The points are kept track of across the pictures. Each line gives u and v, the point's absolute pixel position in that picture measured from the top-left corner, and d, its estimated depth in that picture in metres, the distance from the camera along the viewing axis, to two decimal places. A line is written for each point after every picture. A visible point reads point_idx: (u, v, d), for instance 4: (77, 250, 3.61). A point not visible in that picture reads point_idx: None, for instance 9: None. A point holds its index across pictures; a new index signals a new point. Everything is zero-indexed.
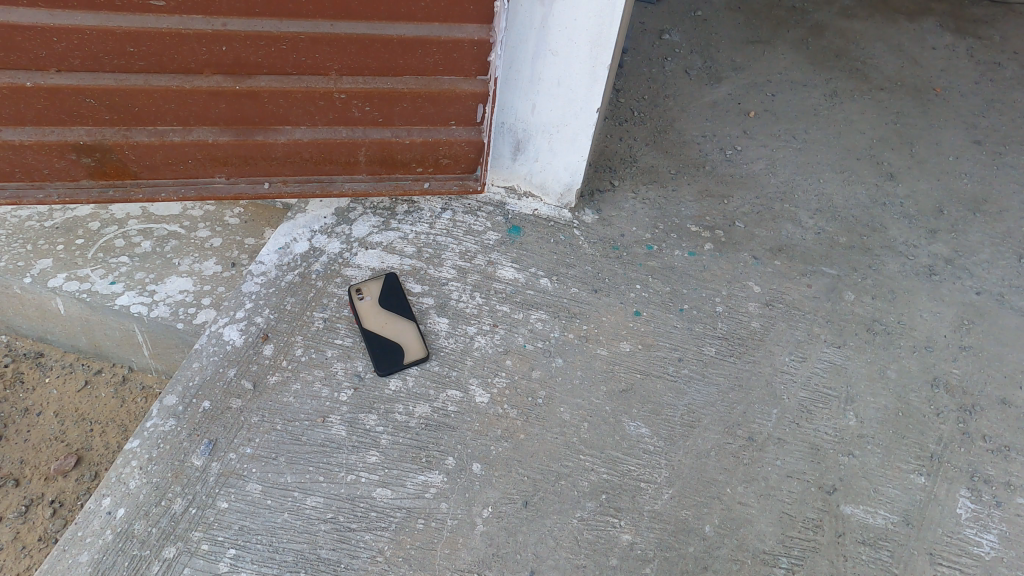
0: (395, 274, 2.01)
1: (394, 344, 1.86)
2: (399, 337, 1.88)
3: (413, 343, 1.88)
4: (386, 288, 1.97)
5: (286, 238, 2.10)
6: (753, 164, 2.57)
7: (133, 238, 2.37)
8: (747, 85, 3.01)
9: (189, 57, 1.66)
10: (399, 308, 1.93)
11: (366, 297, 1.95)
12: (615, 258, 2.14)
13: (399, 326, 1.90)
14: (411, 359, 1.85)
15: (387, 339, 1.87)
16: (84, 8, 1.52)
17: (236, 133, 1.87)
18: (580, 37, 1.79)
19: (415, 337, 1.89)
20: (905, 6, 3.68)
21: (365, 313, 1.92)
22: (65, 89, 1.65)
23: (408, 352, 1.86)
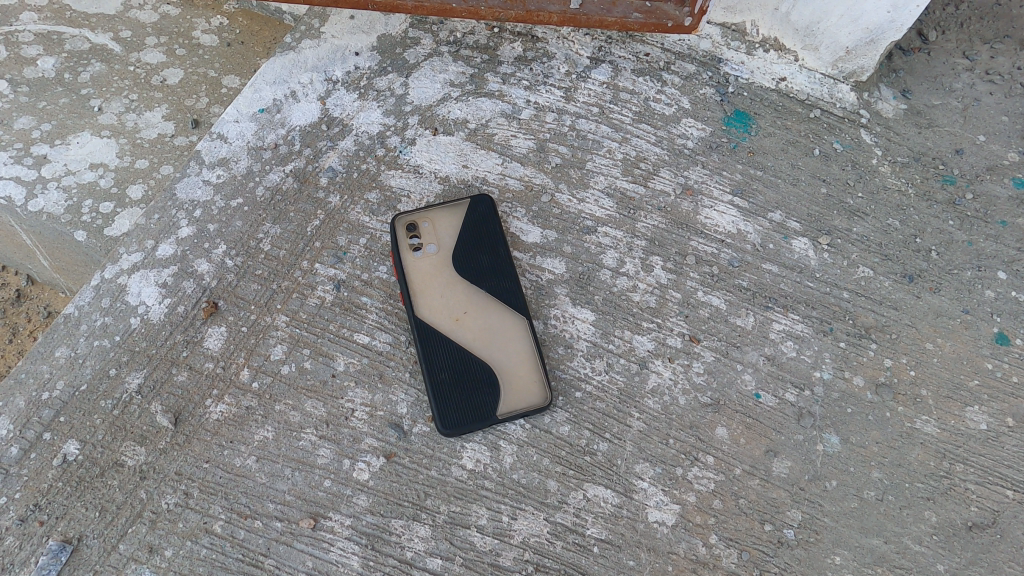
0: (492, 199, 0.95)
1: (481, 370, 0.85)
2: (491, 352, 0.86)
3: (521, 371, 0.86)
4: (471, 233, 0.92)
5: (275, 90, 1.03)
6: None
7: (25, 48, 1.32)
8: None
9: None
10: (495, 283, 0.89)
11: (426, 246, 0.91)
12: (944, 202, 1.00)
13: (494, 325, 0.88)
14: (517, 410, 0.84)
15: (466, 352, 0.86)
16: None
17: None
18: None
19: (527, 355, 0.87)
20: None
21: (423, 286, 0.89)
22: None
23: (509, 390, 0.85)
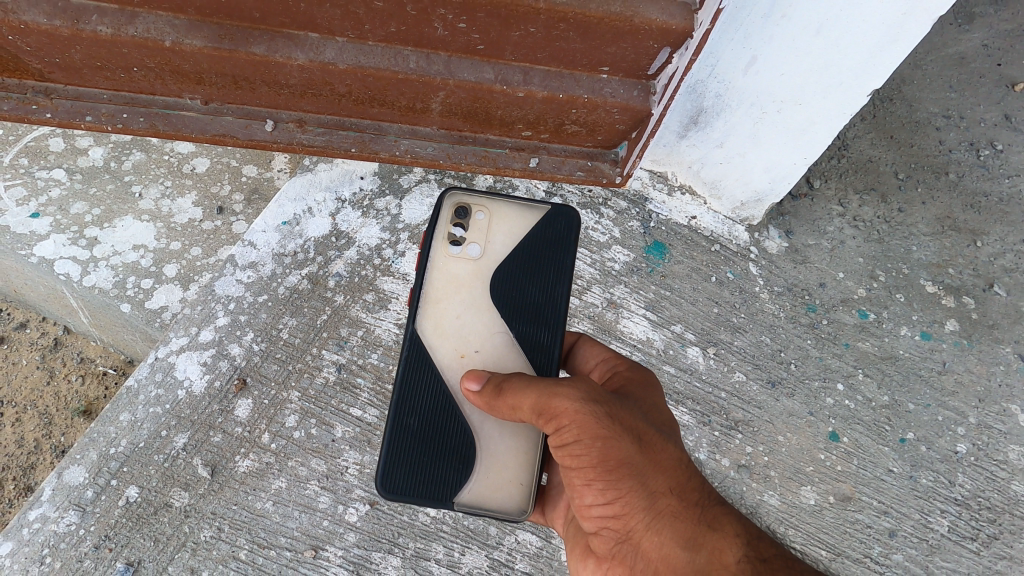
0: (557, 249, 1.03)
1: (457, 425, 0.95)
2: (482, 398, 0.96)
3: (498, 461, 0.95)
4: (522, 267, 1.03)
5: (297, 206, 1.31)
6: (1020, 178, 1.66)
7: (77, 139, 1.56)
8: (1012, 31, 2.01)
9: None
10: (523, 330, 0.99)
11: (464, 252, 1.03)
12: (805, 326, 1.32)
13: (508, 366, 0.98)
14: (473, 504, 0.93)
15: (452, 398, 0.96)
16: None
17: (217, 35, 0.99)
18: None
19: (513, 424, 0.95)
20: None
21: (445, 290, 1.00)
22: None
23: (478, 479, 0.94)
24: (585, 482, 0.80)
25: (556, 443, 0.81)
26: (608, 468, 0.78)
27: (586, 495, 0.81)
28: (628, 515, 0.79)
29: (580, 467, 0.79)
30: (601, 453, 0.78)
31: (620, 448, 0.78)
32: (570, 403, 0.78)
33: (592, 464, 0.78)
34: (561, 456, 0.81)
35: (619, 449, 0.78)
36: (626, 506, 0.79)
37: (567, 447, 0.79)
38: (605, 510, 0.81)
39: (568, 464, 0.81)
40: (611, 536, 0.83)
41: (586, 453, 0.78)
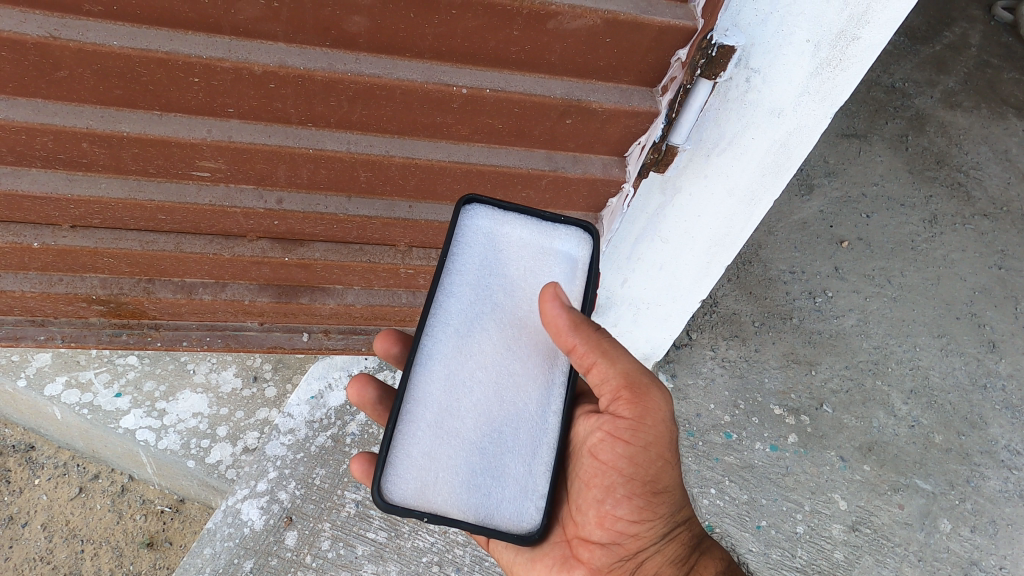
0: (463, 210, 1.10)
1: (477, 449, 1.04)
2: (469, 411, 1.05)
3: (400, 450, 1.02)
4: (491, 290, 1.09)
5: (320, 383, 1.85)
6: (843, 318, 2.28)
7: None
8: (840, 199, 2.71)
9: (231, 223, 1.33)
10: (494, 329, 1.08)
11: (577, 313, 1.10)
12: (687, 447, 1.86)
13: (463, 378, 1.06)
14: (411, 500, 1.00)
15: (502, 440, 1.05)
16: (111, 174, 1.21)
17: (277, 292, 1.53)
18: (767, 161, 1.33)
19: (426, 423, 1.04)
20: (1014, 108, 3.46)
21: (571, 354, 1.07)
22: (80, 251, 1.33)
23: (409, 475, 1.01)
24: (627, 494, 1.11)
25: (625, 434, 1.09)
26: (655, 486, 1.12)
27: (622, 507, 1.11)
28: (646, 529, 1.13)
29: (637, 474, 1.10)
30: (656, 470, 1.11)
31: (665, 474, 1.13)
32: (659, 406, 1.10)
33: (646, 480, 1.11)
34: (620, 462, 1.09)
35: (666, 477, 1.13)
36: (649, 521, 1.13)
37: (635, 449, 1.09)
38: (627, 526, 1.12)
39: (622, 472, 1.10)
40: (613, 551, 1.13)
41: (649, 465, 1.10)
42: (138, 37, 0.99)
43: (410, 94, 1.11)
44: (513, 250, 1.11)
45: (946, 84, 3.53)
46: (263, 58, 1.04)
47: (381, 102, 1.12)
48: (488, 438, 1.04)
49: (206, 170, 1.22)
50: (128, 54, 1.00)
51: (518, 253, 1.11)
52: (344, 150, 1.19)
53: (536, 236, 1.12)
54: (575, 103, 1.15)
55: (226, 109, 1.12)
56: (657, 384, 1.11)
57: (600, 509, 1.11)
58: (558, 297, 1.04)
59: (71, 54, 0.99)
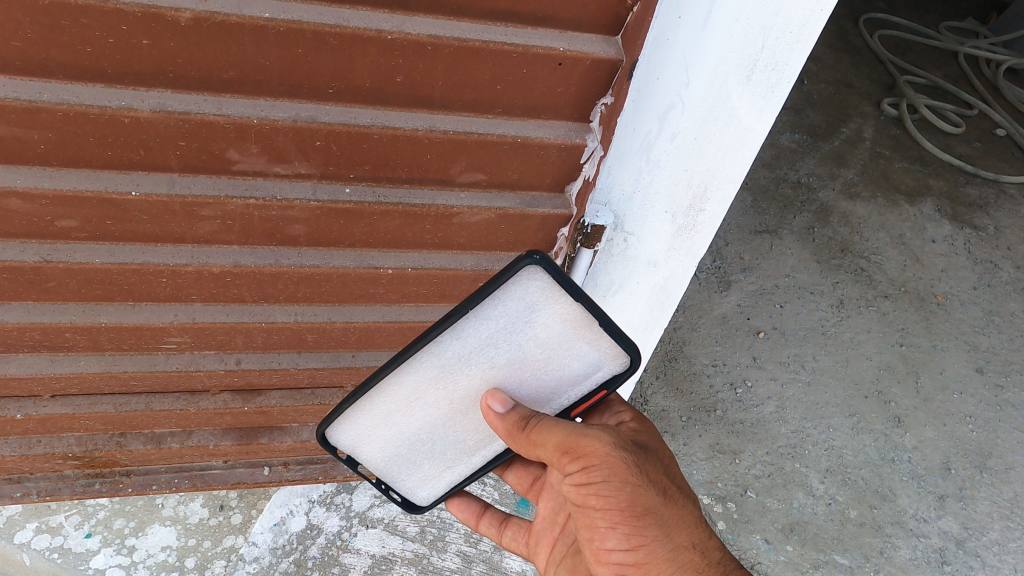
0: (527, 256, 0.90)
1: (412, 445, 1.16)
2: (421, 420, 1.11)
3: (350, 413, 1.12)
4: (501, 348, 1.01)
5: (282, 510, 2.00)
6: (763, 406, 2.52)
7: None
8: (755, 292, 3.00)
9: (196, 382, 1.52)
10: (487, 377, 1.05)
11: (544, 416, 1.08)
12: None
13: (435, 394, 1.07)
14: (346, 446, 1.18)
15: (434, 448, 1.18)
16: (89, 353, 1.40)
17: (239, 435, 1.71)
18: (650, 294, 1.57)
19: (379, 407, 1.11)
20: (905, 194, 3.90)
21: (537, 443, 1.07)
22: (59, 417, 1.49)
23: (348, 432, 1.16)
24: (611, 525, 1.06)
25: (584, 480, 1.04)
26: (634, 513, 1.04)
27: (610, 540, 1.07)
28: (645, 555, 1.06)
29: (611, 505, 1.04)
30: (628, 498, 1.04)
31: (644, 495, 1.05)
32: (599, 446, 1.05)
33: (622, 507, 1.04)
34: (591, 501, 1.05)
35: (644, 498, 1.05)
36: (645, 547, 1.06)
37: (596, 486, 1.04)
38: (624, 555, 1.07)
39: (596, 509, 1.05)
40: None
41: (618, 494, 1.03)
42: (116, 253, 1.22)
43: (345, 276, 1.35)
44: (543, 332, 0.99)
45: (845, 176, 3.95)
46: (221, 260, 1.27)
47: (321, 283, 1.36)
48: (425, 442, 1.16)
49: (172, 343, 1.42)
50: (109, 267, 1.22)
51: (546, 339, 1.00)
52: (292, 320, 1.42)
53: (578, 325, 0.99)
54: (483, 273, 1.41)
55: (191, 296, 1.34)
56: (586, 431, 1.06)
57: (594, 546, 1.10)
58: (496, 402, 1.05)
59: (60, 270, 1.20)
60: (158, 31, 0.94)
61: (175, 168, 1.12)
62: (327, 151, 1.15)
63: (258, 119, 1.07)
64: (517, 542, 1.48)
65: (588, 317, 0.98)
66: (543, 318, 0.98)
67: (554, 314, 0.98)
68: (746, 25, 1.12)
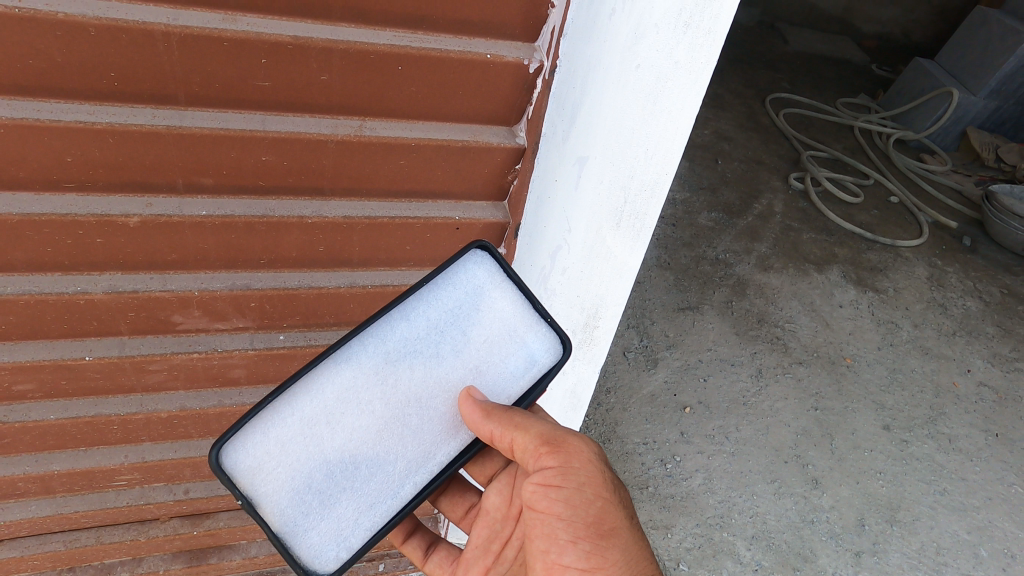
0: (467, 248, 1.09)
1: (327, 467, 0.98)
2: (350, 430, 1.00)
3: (260, 423, 0.96)
4: (449, 335, 1.06)
5: None
6: (691, 479, 2.71)
7: None
8: (680, 368, 3.23)
9: (146, 512, 1.62)
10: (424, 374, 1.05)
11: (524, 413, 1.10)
12: None
13: (362, 397, 1.01)
14: (241, 473, 0.95)
15: (354, 476, 1.00)
16: (41, 496, 1.49)
17: (188, 558, 1.79)
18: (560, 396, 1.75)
19: (299, 413, 0.98)
20: (813, 263, 4.27)
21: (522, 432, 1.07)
22: (9, 559, 1.56)
23: (250, 451, 0.95)
24: (571, 538, 1.08)
25: (555, 483, 1.09)
26: (599, 529, 1.08)
27: (567, 554, 1.09)
28: None
29: (576, 516, 1.08)
30: (594, 509, 1.09)
31: (610, 515, 1.10)
32: (582, 450, 1.12)
33: (587, 521, 1.09)
34: (557, 508, 1.09)
35: (612, 517, 1.10)
36: (602, 569, 1.07)
37: (568, 492, 1.09)
38: (578, 573, 1.08)
39: (560, 517, 1.09)
40: None
41: (586, 506, 1.09)
42: (69, 408, 1.35)
43: None
44: (488, 319, 1.08)
45: (759, 249, 4.29)
46: (168, 405, 1.41)
47: None
48: (345, 464, 0.99)
49: (123, 480, 1.53)
50: (62, 421, 1.34)
51: (491, 327, 1.08)
52: None
53: (512, 317, 1.09)
54: None
55: (140, 437, 1.46)
56: (574, 433, 1.14)
57: (548, 560, 1.11)
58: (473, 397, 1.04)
59: (17, 427, 1.32)
60: (110, 232, 1.12)
61: (125, 332, 1.28)
62: (261, 309, 1.32)
63: (197, 290, 1.24)
64: (442, 568, 1.42)
65: (528, 304, 1.09)
66: (486, 304, 1.08)
67: (496, 299, 1.09)
68: (608, 189, 1.36)
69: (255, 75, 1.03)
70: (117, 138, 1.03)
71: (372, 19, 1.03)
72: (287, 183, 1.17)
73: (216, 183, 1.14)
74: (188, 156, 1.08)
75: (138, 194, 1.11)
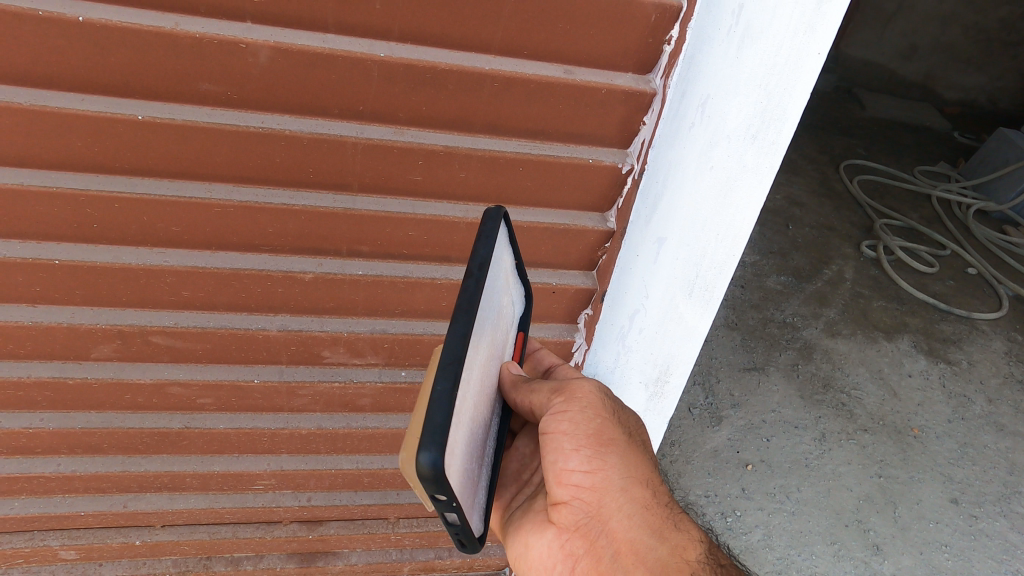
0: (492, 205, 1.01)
1: (481, 440, 1.03)
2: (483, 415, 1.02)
3: (456, 432, 0.83)
4: (501, 278, 1.07)
5: None
6: (751, 534, 2.83)
7: None
8: (743, 426, 3.36)
9: (274, 514, 1.92)
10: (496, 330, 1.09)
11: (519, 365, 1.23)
12: None
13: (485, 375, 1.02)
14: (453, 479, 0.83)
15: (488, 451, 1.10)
16: (199, 492, 1.82)
17: (300, 559, 2.08)
18: None
19: (468, 415, 0.90)
20: (882, 331, 4.31)
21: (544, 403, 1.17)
22: (165, 543, 1.88)
23: (457, 463, 0.84)
24: (574, 448, 1.13)
25: (560, 409, 1.15)
26: (600, 441, 1.14)
27: (572, 461, 1.12)
28: (601, 480, 1.12)
29: (577, 429, 1.14)
30: (594, 425, 1.15)
31: (610, 428, 1.16)
32: (582, 386, 1.19)
33: (589, 433, 1.14)
34: (561, 426, 1.14)
35: (610, 430, 1.16)
36: (604, 475, 1.13)
37: (569, 414, 1.15)
38: (583, 478, 1.12)
39: (563, 432, 1.13)
40: (577, 511, 1.12)
41: (587, 420, 1.15)
42: (234, 420, 1.68)
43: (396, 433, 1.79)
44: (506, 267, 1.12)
45: (827, 315, 4.37)
46: (308, 424, 1.72)
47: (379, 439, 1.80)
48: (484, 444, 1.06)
49: (261, 484, 1.84)
50: (228, 430, 1.67)
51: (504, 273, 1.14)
52: (354, 467, 1.85)
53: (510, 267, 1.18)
54: None
55: (281, 449, 1.77)
56: (572, 375, 1.21)
57: (554, 469, 1.13)
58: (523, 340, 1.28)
59: (194, 432, 1.66)
60: (290, 284, 1.46)
61: (284, 361, 1.60)
62: (390, 350, 1.63)
63: (346, 332, 1.56)
64: None
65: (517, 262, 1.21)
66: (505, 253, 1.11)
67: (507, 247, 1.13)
68: (683, 262, 1.56)
69: (411, 172, 1.35)
70: (307, 215, 1.36)
71: (503, 132, 1.34)
72: (424, 252, 1.48)
73: (370, 250, 1.46)
74: (355, 230, 1.41)
75: (311, 256, 1.44)
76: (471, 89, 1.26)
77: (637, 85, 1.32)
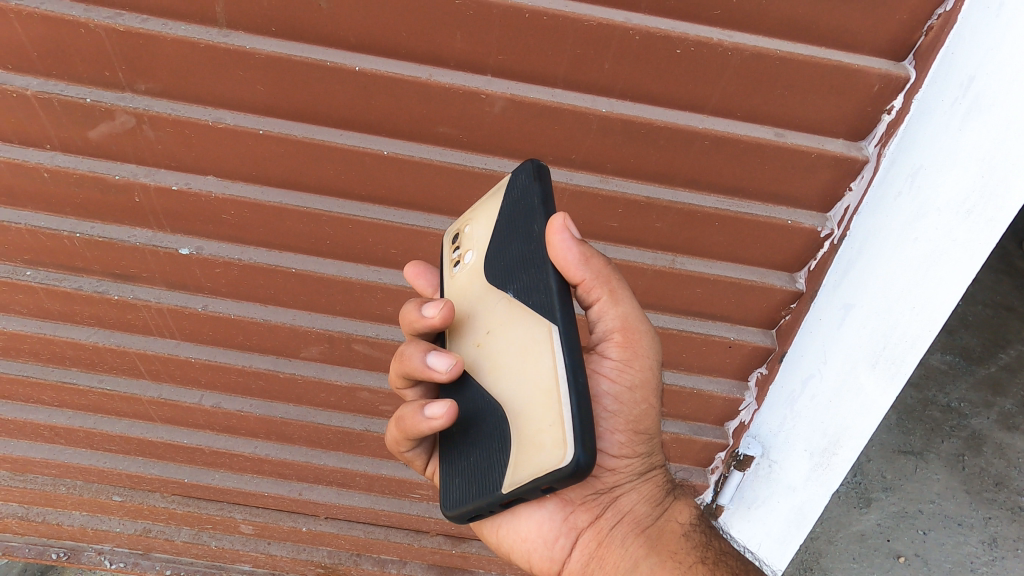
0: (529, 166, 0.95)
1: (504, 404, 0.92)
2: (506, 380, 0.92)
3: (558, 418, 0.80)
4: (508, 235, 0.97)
5: None
6: None
7: None
8: (897, 514, 3.09)
9: (425, 524, 2.03)
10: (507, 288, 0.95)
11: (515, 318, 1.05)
12: None
13: None
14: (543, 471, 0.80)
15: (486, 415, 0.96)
16: (364, 491, 1.97)
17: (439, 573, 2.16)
18: (784, 512, 1.85)
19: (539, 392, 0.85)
20: None
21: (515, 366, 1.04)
22: (326, 533, 2.04)
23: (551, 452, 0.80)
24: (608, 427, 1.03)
25: (616, 379, 1.03)
26: (637, 426, 1.04)
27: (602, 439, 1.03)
28: (625, 463, 1.04)
29: (620, 410, 1.03)
30: (640, 409, 1.04)
31: (649, 416, 1.07)
32: (641, 358, 1.04)
33: (631, 417, 1.04)
34: (604, 396, 1.03)
35: (648, 419, 1.06)
36: (630, 458, 1.05)
37: (620, 390, 1.03)
38: (610, 458, 1.04)
39: (605, 406, 1.03)
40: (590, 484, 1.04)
41: (632, 404, 1.04)
42: None
43: None
44: None
45: (1002, 405, 3.93)
46: None
47: None
48: None
49: (418, 493, 1.95)
50: None
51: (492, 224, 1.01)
52: None
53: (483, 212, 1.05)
54: None
55: None
56: (637, 335, 1.04)
57: None
58: (567, 227, 0.90)
59: (372, 435, 1.80)
60: None
61: None
62: None
63: None
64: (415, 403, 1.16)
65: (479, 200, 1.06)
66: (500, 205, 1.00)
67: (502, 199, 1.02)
68: (870, 333, 1.49)
69: (610, 219, 1.42)
70: None
71: (703, 188, 1.38)
72: None
73: None
74: None
75: None
76: (680, 146, 1.31)
77: (847, 151, 1.32)
